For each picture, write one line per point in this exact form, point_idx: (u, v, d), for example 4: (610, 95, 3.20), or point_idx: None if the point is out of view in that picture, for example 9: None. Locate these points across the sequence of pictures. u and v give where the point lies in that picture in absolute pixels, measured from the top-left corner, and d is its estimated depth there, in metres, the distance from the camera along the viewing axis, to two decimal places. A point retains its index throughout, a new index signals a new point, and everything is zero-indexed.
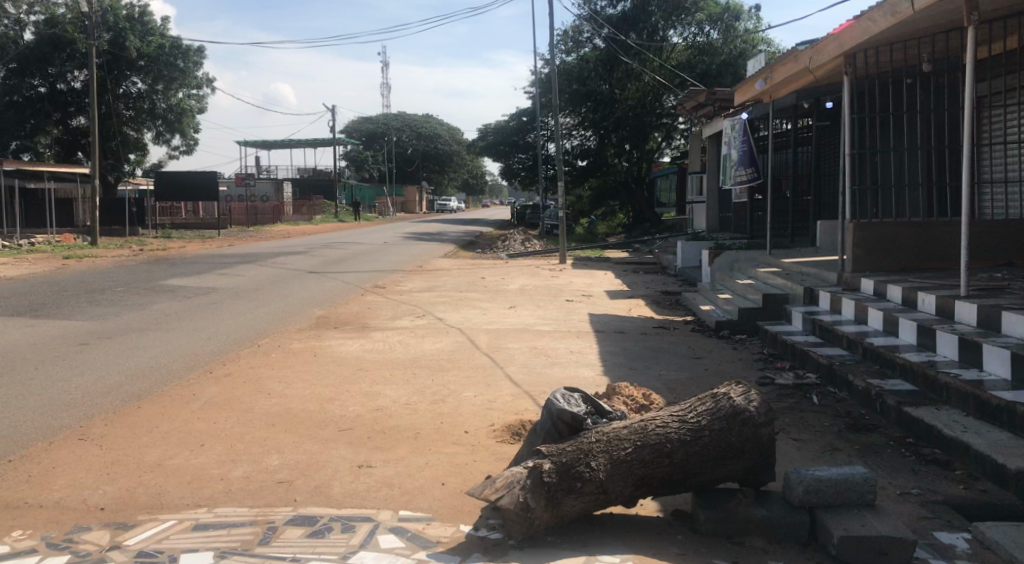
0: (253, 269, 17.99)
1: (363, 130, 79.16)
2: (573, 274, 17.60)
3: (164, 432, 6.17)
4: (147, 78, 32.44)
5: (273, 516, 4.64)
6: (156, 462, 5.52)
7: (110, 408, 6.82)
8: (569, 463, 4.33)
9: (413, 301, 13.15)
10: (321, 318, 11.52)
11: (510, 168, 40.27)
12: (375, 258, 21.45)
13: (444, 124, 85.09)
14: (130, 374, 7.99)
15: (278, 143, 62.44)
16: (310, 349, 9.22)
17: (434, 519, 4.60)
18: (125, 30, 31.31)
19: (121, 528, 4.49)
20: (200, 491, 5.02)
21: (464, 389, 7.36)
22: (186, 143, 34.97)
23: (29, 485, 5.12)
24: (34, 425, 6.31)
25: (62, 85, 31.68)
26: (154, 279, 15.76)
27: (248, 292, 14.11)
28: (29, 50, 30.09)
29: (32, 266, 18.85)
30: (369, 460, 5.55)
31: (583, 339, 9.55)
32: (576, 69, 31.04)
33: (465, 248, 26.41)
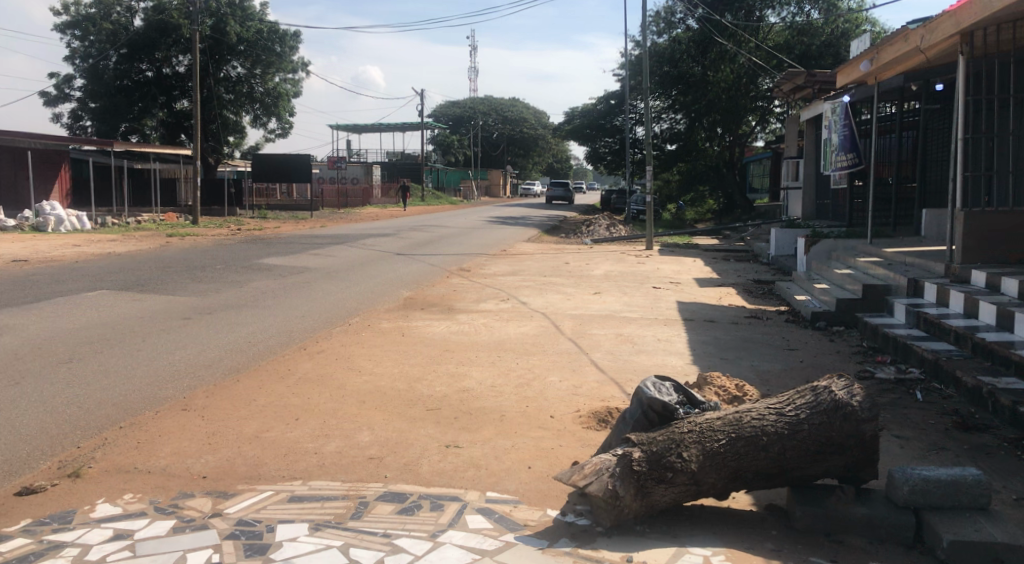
0: (343, 250, 18.44)
1: (451, 114, 81.29)
2: (661, 260, 17.34)
3: (262, 405, 6.38)
4: (247, 62, 33.59)
5: (364, 491, 4.73)
6: (254, 435, 5.69)
7: (211, 381, 7.08)
8: (660, 452, 4.25)
9: (498, 284, 13.21)
10: (407, 299, 11.68)
11: (596, 152, 40.10)
12: (461, 243, 21.54)
13: (531, 108, 84.87)
14: (230, 348, 8.29)
15: (368, 128, 63.45)
16: (398, 329, 9.38)
17: (521, 502, 4.61)
18: (227, 15, 32.36)
19: (222, 497, 4.66)
20: (296, 464, 5.17)
21: (550, 373, 7.35)
22: (281, 127, 35.91)
23: (138, 450, 5.38)
24: (143, 395, 6.62)
25: (168, 68, 33.19)
26: (250, 257, 16.32)
27: (339, 272, 14.45)
28: (138, 36, 31.75)
29: (138, 243, 19.77)
30: (456, 440, 5.60)
31: (671, 327, 9.40)
32: (668, 52, 30.72)
33: (550, 233, 26.31)
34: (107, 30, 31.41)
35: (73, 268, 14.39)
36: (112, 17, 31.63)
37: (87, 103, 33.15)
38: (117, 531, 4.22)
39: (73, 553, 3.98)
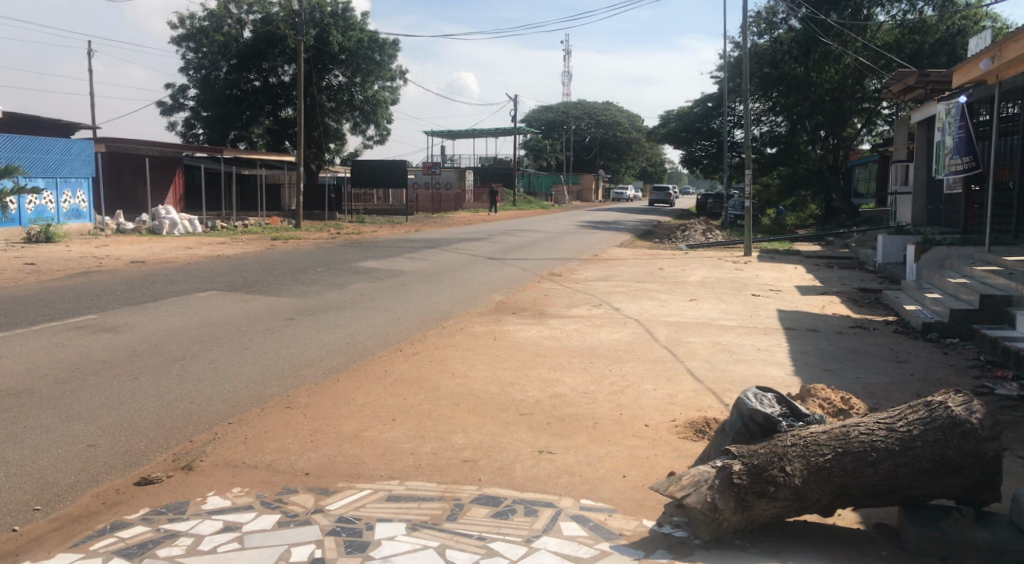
0: (437, 254, 18.72)
1: (544, 119, 81.55)
2: (759, 267, 16.92)
3: (360, 405, 6.52)
4: (347, 71, 34.45)
5: (459, 493, 4.77)
6: (353, 434, 5.82)
7: (312, 380, 7.30)
8: (761, 465, 4.12)
9: (590, 289, 13.14)
10: (500, 303, 11.76)
11: (692, 155, 39.59)
12: (553, 247, 21.54)
13: (624, 112, 84.33)
14: (330, 349, 8.52)
15: (462, 133, 64.30)
16: (491, 333, 9.45)
17: (617, 510, 4.56)
18: (329, 26, 33.42)
19: (324, 493, 4.78)
20: (393, 464, 5.26)
21: (644, 381, 7.26)
22: (379, 133, 36.77)
23: (245, 445, 5.59)
24: (249, 392, 6.86)
25: (274, 78, 34.48)
26: (348, 260, 16.76)
27: (434, 276, 14.67)
28: (247, 47, 33.14)
29: (243, 246, 20.58)
30: (549, 445, 5.59)
31: (770, 337, 9.14)
32: (769, 53, 30.06)
33: (643, 238, 26.03)
34: (219, 42, 32.98)
35: (184, 269, 15.10)
36: (223, 29, 33.16)
37: (199, 112, 34.85)
38: (227, 523, 4.38)
39: (187, 543, 4.15)
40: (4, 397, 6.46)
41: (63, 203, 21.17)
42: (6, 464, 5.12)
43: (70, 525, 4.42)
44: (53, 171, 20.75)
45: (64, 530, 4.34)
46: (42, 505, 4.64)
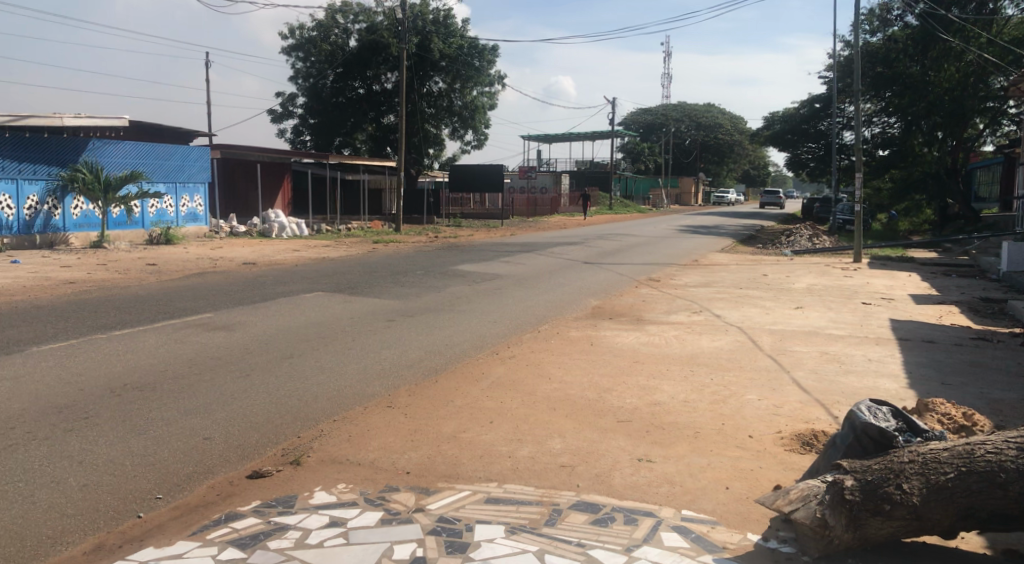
0: (533, 258, 18.76)
1: (642, 122, 80.77)
2: (870, 274, 16.23)
3: (459, 406, 6.58)
4: (447, 78, 34.98)
5: (557, 498, 4.74)
6: (452, 434, 5.88)
7: (412, 380, 7.42)
8: (875, 482, 3.94)
9: (690, 295, 12.88)
10: (597, 308, 11.67)
11: (798, 158, 38.46)
12: (651, 252, 21.23)
13: (726, 114, 82.62)
14: (429, 350, 8.64)
15: (559, 137, 64.36)
16: (588, 338, 9.37)
17: (719, 523, 4.43)
18: (431, 33, 34.04)
19: (424, 493, 4.84)
20: (491, 466, 5.28)
21: (748, 391, 7.05)
22: (477, 138, 37.18)
23: (349, 443, 5.72)
24: (352, 391, 7.02)
25: (377, 86, 35.30)
26: (446, 263, 16.99)
27: (530, 280, 14.70)
28: (353, 56, 34.13)
29: (346, 249, 21.15)
30: (648, 453, 5.50)
31: (882, 347, 8.73)
32: (883, 51, 29.32)
33: (745, 243, 25.38)
34: (326, 52, 34.11)
35: (290, 270, 15.64)
36: (330, 39, 34.25)
37: (307, 120, 36.15)
38: (333, 518, 4.49)
39: (296, 536, 4.28)
40: (128, 390, 6.83)
41: (181, 206, 22.25)
42: (130, 454, 5.39)
43: (188, 514, 4.62)
44: (173, 176, 21.85)
45: (183, 519, 4.54)
46: (163, 494, 4.86)
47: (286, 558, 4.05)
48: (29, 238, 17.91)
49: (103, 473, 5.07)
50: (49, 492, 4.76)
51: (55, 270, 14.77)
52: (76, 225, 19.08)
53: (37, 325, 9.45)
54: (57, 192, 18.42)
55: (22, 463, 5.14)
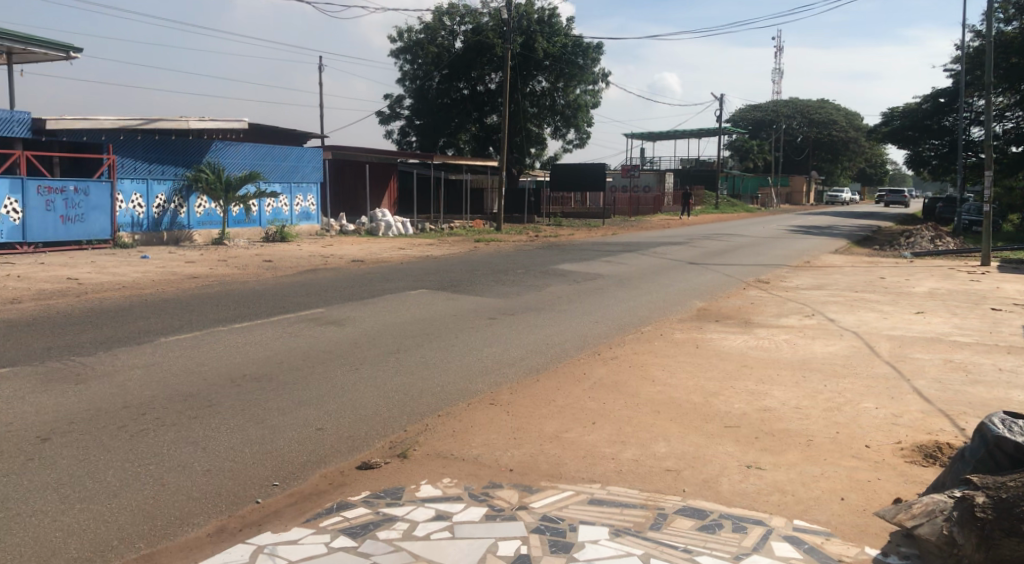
0: (637, 257, 18.56)
1: (751, 119, 78.75)
2: (998, 278, 15.28)
3: (561, 405, 6.57)
4: (551, 77, 35.02)
5: (662, 502, 4.67)
6: (555, 434, 5.88)
7: (514, 378, 7.46)
8: (1009, 500, 3.67)
9: (802, 298, 12.45)
10: (702, 309, 11.44)
11: (919, 156, 36.69)
12: (759, 252, 20.63)
13: (841, 109, 79.56)
14: (532, 349, 8.66)
15: (664, 135, 63.48)
16: (693, 340, 9.19)
17: (834, 535, 4.26)
18: (536, 33, 34.19)
19: (528, 491, 4.85)
20: (594, 467, 5.24)
21: (864, 399, 6.74)
22: (580, 137, 37.03)
23: (453, 438, 5.79)
24: (455, 387, 7.12)
25: (481, 87, 35.55)
26: (548, 262, 17.02)
27: (634, 280, 14.54)
28: (458, 57, 34.66)
29: (450, 247, 21.47)
30: (757, 460, 5.34)
31: (1013, 357, 8.20)
32: (1017, 42, 27.41)
33: (860, 244, 24.36)
34: (433, 54, 34.83)
35: (397, 268, 15.99)
36: (437, 41, 34.95)
37: (413, 121, 36.95)
38: (439, 512, 4.56)
39: (403, 528, 4.36)
40: (246, 380, 7.14)
41: (295, 206, 23.09)
42: (248, 442, 5.63)
43: (303, 501, 4.78)
44: (288, 177, 22.71)
45: (298, 506, 4.70)
46: (279, 482, 5.05)
47: (395, 548, 4.13)
48: (157, 235, 18.94)
49: (224, 459, 5.31)
50: (176, 475, 5.02)
51: (180, 265, 15.59)
52: (199, 223, 20.05)
53: (164, 317, 10.00)
54: (183, 191, 19.43)
55: (152, 447, 5.44)
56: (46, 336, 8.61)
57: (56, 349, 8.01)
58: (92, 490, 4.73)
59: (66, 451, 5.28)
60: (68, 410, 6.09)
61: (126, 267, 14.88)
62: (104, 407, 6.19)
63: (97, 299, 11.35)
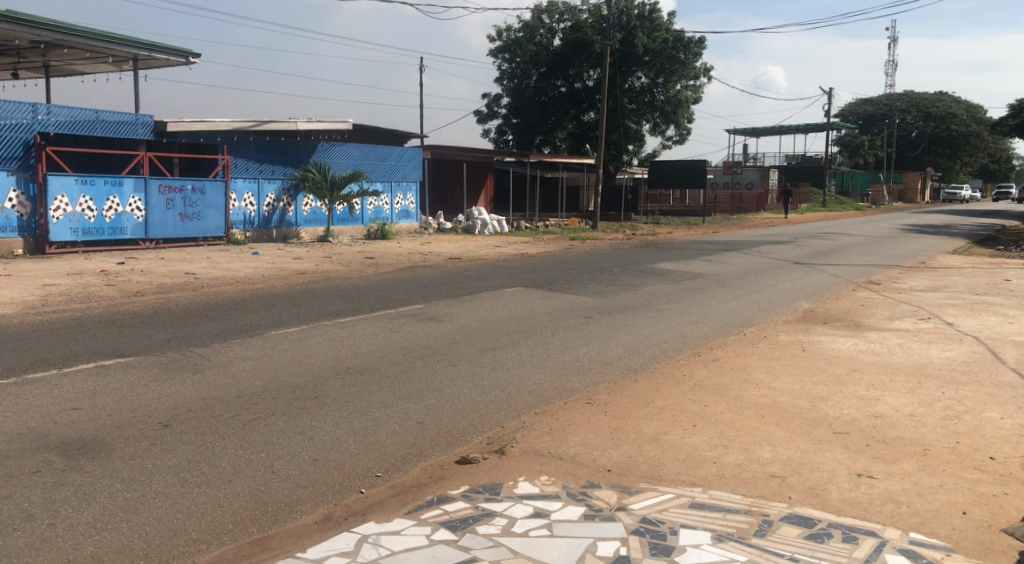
0: (740, 257, 18.12)
1: (862, 113, 75.72)
2: None
3: (660, 407, 6.47)
4: (651, 72, 34.61)
5: (767, 509, 4.53)
6: (654, 435, 5.79)
7: (612, 378, 7.40)
8: None
9: (917, 301, 11.87)
10: (808, 311, 11.06)
11: None
12: (870, 253, 19.78)
13: (960, 102, 75.55)
14: (630, 349, 8.57)
15: (768, 131, 61.75)
16: (799, 343, 8.89)
17: (955, 551, 4.03)
18: (636, 28, 33.88)
19: (626, 492, 4.79)
20: (695, 470, 5.14)
21: (987, 408, 6.37)
22: (679, 133, 36.42)
23: (551, 436, 5.79)
24: (552, 385, 7.11)
25: (579, 84, 35.44)
26: (647, 261, 16.81)
27: (735, 279, 14.19)
28: (556, 55, 34.67)
29: (546, 246, 21.46)
30: (869, 469, 5.12)
31: None
32: None
33: (981, 244, 23.05)
34: (531, 52, 34.94)
35: (494, 266, 16.09)
36: (535, 39, 35.09)
37: (510, 119, 37.17)
38: (537, 509, 4.56)
39: (502, 523, 4.38)
40: (350, 373, 7.34)
41: (395, 204, 23.58)
42: (353, 433, 5.78)
43: (405, 493, 4.87)
44: (389, 176, 23.20)
45: (401, 498, 4.79)
46: (382, 473, 5.16)
47: (494, 544, 4.15)
48: (267, 232, 19.68)
49: (330, 450, 5.46)
50: (285, 463, 5.20)
51: (287, 261, 16.15)
52: (306, 220, 20.73)
53: (273, 311, 10.37)
54: (290, 190, 20.13)
55: (263, 436, 5.64)
56: (166, 327, 9.07)
57: (174, 340, 8.43)
58: (207, 475, 4.95)
59: (184, 437, 5.55)
60: (187, 398, 6.40)
61: (238, 263, 15.53)
62: (219, 396, 6.47)
63: (212, 293, 11.89)
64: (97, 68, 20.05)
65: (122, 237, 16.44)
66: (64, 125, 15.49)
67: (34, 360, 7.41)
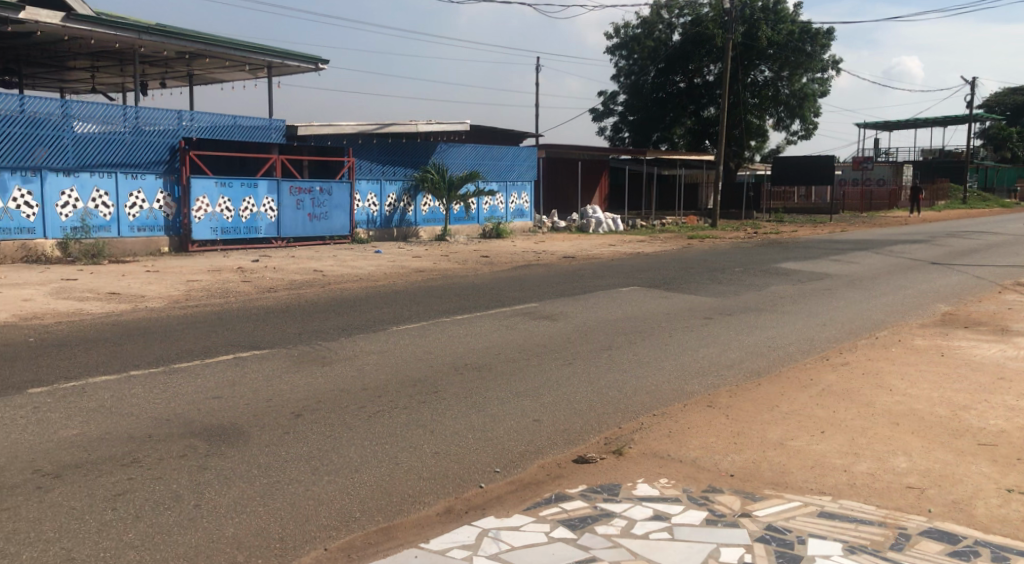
0: (871, 256, 17.28)
1: (1008, 103, 70.75)
2: None
3: (785, 411, 6.26)
4: (775, 65, 33.52)
5: (905, 522, 4.31)
6: (779, 441, 5.61)
7: (734, 381, 7.22)
8: None
9: None
10: (948, 314, 10.43)
11: None
12: (1016, 253, 18.44)
13: None
14: (752, 351, 8.33)
15: (902, 123, 58.60)
16: (937, 348, 8.41)
17: None
18: (759, 20, 32.94)
19: (751, 498, 4.66)
20: (824, 478, 4.94)
21: None
22: (805, 128, 35.11)
23: (670, 439, 5.70)
24: (671, 387, 7.00)
25: (699, 79, 34.80)
26: (770, 261, 16.28)
27: (865, 280, 13.52)
28: (675, 50, 34.10)
29: (664, 244, 21.15)
30: (1019, 485, 4.78)
31: None
32: None
33: None
34: (650, 47, 34.52)
35: (610, 265, 15.96)
36: (654, 35, 34.72)
37: (627, 117, 36.77)
38: (657, 512, 4.50)
39: (621, 524, 4.35)
40: (468, 370, 7.47)
41: (511, 203, 23.78)
42: (472, 428, 5.87)
43: (523, 490, 4.91)
44: (504, 176, 23.40)
45: (519, 494, 4.83)
46: (501, 469, 5.22)
47: (614, 544, 4.13)
48: (388, 232, 20.24)
49: (451, 444, 5.58)
50: (408, 456, 5.34)
51: (408, 260, 16.56)
52: (425, 220, 21.21)
53: (395, 307, 10.67)
54: (410, 191, 20.64)
55: (387, 428, 5.82)
56: (296, 321, 9.49)
57: (303, 334, 8.81)
58: (335, 464, 5.15)
59: (315, 427, 5.79)
60: (316, 389, 6.67)
61: (362, 261, 16.05)
62: (345, 389, 6.72)
63: (337, 289, 12.34)
64: (234, 75, 21.18)
65: (256, 236, 17.28)
66: (205, 130, 16.47)
67: (179, 351, 7.92)
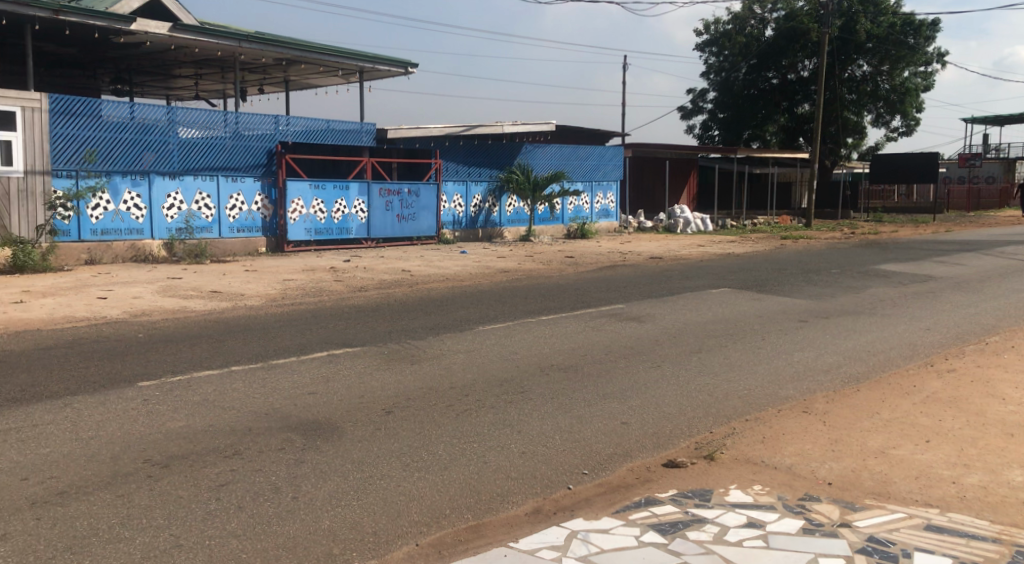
0: (979, 258, 16.41)
1: None
2: None
3: (886, 419, 6.01)
4: (874, 59, 32.32)
5: (1021, 539, 4.07)
6: (881, 450, 5.38)
7: (831, 386, 6.97)
8: None
9: None
10: None
11: None
12: None
13: None
14: (850, 356, 8.03)
15: (1013, 118, 55.57)
16: None
17: None
18: (858, 13, 31.83)
19: (850, 508, 4.49)
20: (930, 489, 4.72)
21: None
22: (906, 124, 33.71)
23: (764, 444, 5.55)
24: (764, 392, 6.81)
25: (793, 75, 33.83)
26: (869, 262, 15.66)
27: (972, 283, 12.86)
28: (768, 45, 33.25)
29: (756, 245, 20.64)
30: None
31: None
32: None
33: None
34: (741, 43, 33.77)
35: (699, 266, 15.66)
36: (745, 30, 33.99)
37: (717, 114, 36.04)
38: (751, 519, 4.38)
39: (714, 531, 4.25)
40: (555, 370, 7.45)
41: (596, 203, 23.65)
42: (559, 429, 5.85)
43: (613, 492, 4.85)
44: (590, 176, 23.30)
45: (608, 497, 4.78)
46: (589, 471, 5.18)
47: (706, 550, 4.04)
48: (474, 232, 20.41)
49: (539, 444, 5.57)
50: (496, 455, 5.35)
51: (494, 260, 16.65)
52: (509, 220, 21.32)
53: (482, 307, 10.73)
54: (496, 192, 20.78)
55: (475, 427, 5.86)
56: (386, 321, 9.65)
57: (393, 332, 8.96)
58: (426, 461, 5.21)
59: (406, 424, 5.88)
60: (407, 387, 6.77)
61: (449, 261, 16.22)
62: (434, 387, 6.79)
63: (425, 289, 12.50)
64: (328, 80, 21.73)
65: (348, 237, 17.71)
66: (300, 134, 16.98)
67: (276, 347, 8.16)
